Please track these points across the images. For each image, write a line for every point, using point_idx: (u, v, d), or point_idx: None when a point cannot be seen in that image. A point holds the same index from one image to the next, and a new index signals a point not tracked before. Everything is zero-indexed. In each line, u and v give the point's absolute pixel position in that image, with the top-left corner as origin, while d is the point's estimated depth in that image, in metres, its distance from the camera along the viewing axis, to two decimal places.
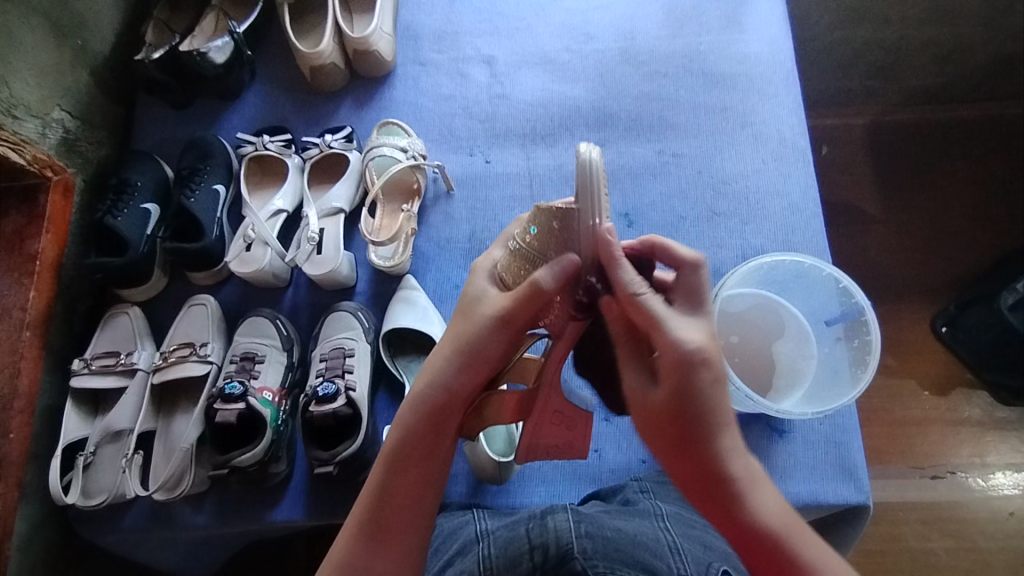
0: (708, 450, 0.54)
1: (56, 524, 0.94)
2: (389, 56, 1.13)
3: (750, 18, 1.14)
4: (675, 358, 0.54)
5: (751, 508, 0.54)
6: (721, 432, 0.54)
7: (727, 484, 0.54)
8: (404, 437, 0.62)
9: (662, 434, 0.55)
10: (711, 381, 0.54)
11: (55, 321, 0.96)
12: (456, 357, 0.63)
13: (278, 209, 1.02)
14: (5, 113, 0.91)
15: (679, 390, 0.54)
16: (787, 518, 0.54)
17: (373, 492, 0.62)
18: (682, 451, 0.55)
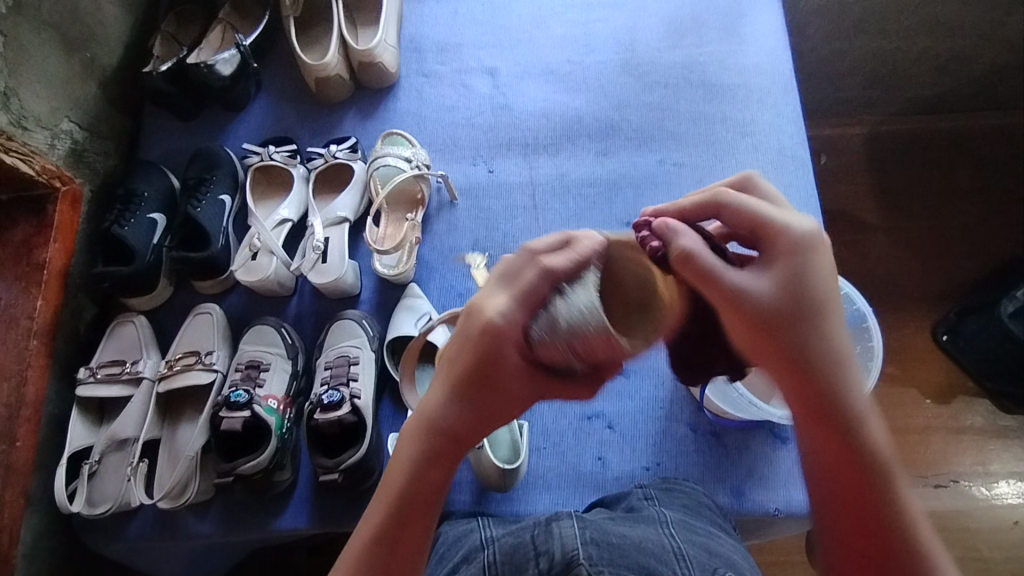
0: (825, 356, 0.58)
1: (60, 533, 0.94)
2: (393, 67, 1.14)
3: (749, 30, 1.16)
4: (795, 242, 0.58)
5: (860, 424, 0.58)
6: (842, 349, 0.58)
7: (841, 396, 0.58)
8: (412, 492, 0.61)
9: (781, 342, 0.58)
10: (825, 274, 0.58)
11: (61, 329, 0.97)
12: (475, 425, 0.61)
13: (284, 218, 1.03)
14: (15, 124, 0.92)
15: (794, 284, 0.58)
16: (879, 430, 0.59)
17: (377, 535, 0.60)
18: (801, 352, 0.58)
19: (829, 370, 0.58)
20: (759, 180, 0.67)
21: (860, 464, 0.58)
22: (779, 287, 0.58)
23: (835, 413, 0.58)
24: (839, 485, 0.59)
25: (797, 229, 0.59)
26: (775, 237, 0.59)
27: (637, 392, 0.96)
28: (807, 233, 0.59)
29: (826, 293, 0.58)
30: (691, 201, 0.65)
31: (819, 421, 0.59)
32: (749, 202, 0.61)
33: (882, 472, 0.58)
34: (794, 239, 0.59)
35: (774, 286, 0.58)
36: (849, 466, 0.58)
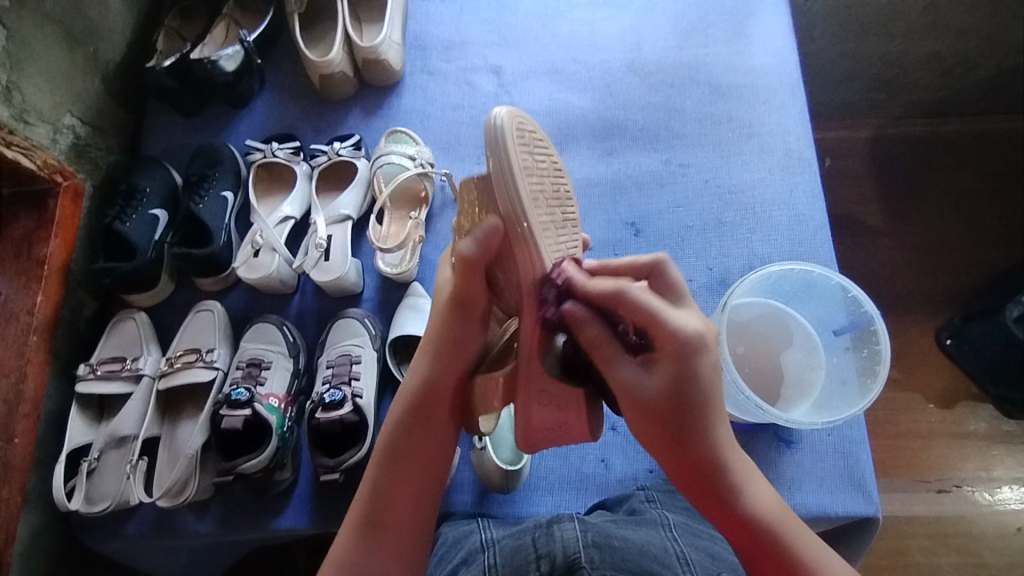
0: (698, 440, 0.58)
1: (58, 531, 0.94)
2: (398, 65, 1.13)
3: (756, 30, 1.15)
4: (678, 345, 0.56)
5: (743, 494, 0.59)
6: (717, 429, 0.58)
7: (720, 477, 0.58)
8: (405, 457, 0.67)
9: (653, 430, 0.58)
10: (712, 363, 0.57)
11: (61, 325, 0.96)
12: (434, 348, 0.67)
13: (286, 215, 1.02)
14: (16, 118, 0.92)
15: (682, 372, 0.56)
16: (773, 507, 0.59)
17: (372, 483, 0.66)
18: (674, 441, 0.58)
19: (699, 454, 0.58)
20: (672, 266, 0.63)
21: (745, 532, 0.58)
22: (659, 372, 0.57)
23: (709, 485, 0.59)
24: (751, 570, 0.59)
25: (683, 328, 0.56)
26: (663, 342, 0.57)
27: None
28: (692, 332, 0.56)
29: (712, 383, 0.57)
30: (600, 289, 0.59)
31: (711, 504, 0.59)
32: (647, 297, 0.57)
33: (785, 550, 0.57)
34: (678, 337, 0.56)
35: (662, 379, 0.57)
36: (755, 553, 0.58)
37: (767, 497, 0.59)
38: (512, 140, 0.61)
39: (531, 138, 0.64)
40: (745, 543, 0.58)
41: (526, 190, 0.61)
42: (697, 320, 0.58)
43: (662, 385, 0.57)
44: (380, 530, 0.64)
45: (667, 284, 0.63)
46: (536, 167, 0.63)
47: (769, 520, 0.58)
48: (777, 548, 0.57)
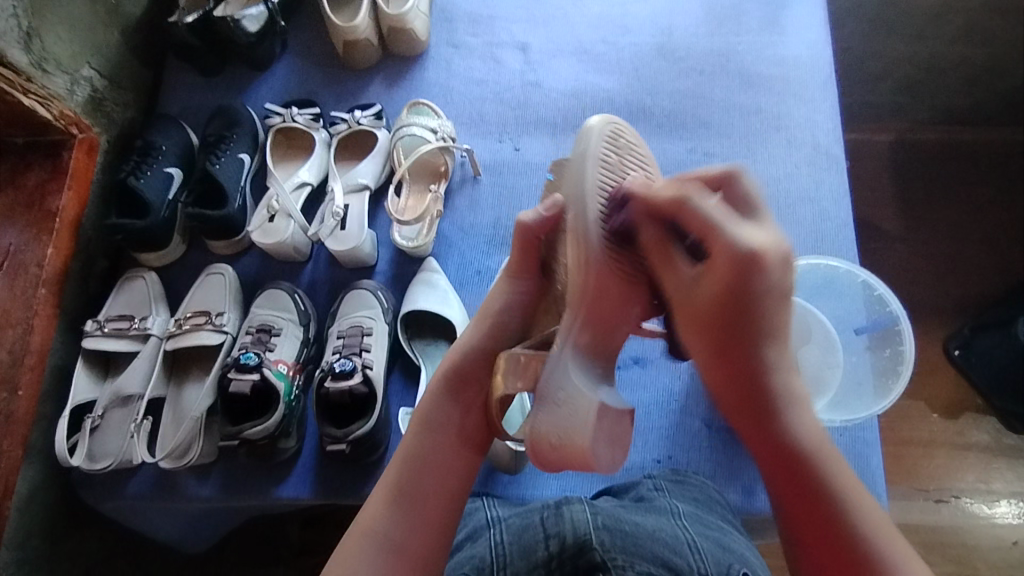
0: (745, 346, 0.58)
1: (57, 487, 0.93)
2: (424, 36, 1.11)
3: (792, 21, 1.12)
4: (733, 255, 0.55)
5: (780, 413, 0.59)
6: (767, 341, 0.58)
7: (762, 386, 0.59)
8: (441, 430, 0.67)
9: (705, 330, 0.59)
10: (766, 283, 0.55)
11: (69, 280, 0.95)
12: (483, 324, 0.71)
13: (303, 181, 1.01)
14: (35, 65, 0.90)
15: (730, 289, 0.56)
16: (813, 432, 0.60)
17: (405, 458, 0.65)
18: (726, 341, 0.58)
19: (746, 358, 0.58)
20: (746, 177, 0.61)
21: (777, 448, 0.60)
22: (710, 283, 0.57)
23: (754, 392, 0.59)
24: (774, 480, 0.61)
25: (739, 242, 0.55)
26: (717, 252, 0.56)
27: (653, 383, 0.94)
28: (749, 248, 0.54)
29: (767, 300, 0.56)
30: (665, 197, 0.60)
31: (746, 412, 0.60)
32: (707, 210, 0.57)
33: (812, 475, 0.58)
34: (731, 249, 0.55)
35: (711, 292, 0.57)
36: (780, 471, 0.60)
37: (807, 423, 0.60)
38: (601, 138, 0.69)
39: (623, 146, 0.72)
40: (778, 457, 0.60)
41: (602, 180, 0.67)
42: (764, 238, 0.56)
43: (709, 296, 0.57)
44: (410, 501, 0.63)
45: (737, 194, 0.61)
46: (620, 167, 0.70)
47: (804, 443, 0.59)
48: (805, 468, 0.59)
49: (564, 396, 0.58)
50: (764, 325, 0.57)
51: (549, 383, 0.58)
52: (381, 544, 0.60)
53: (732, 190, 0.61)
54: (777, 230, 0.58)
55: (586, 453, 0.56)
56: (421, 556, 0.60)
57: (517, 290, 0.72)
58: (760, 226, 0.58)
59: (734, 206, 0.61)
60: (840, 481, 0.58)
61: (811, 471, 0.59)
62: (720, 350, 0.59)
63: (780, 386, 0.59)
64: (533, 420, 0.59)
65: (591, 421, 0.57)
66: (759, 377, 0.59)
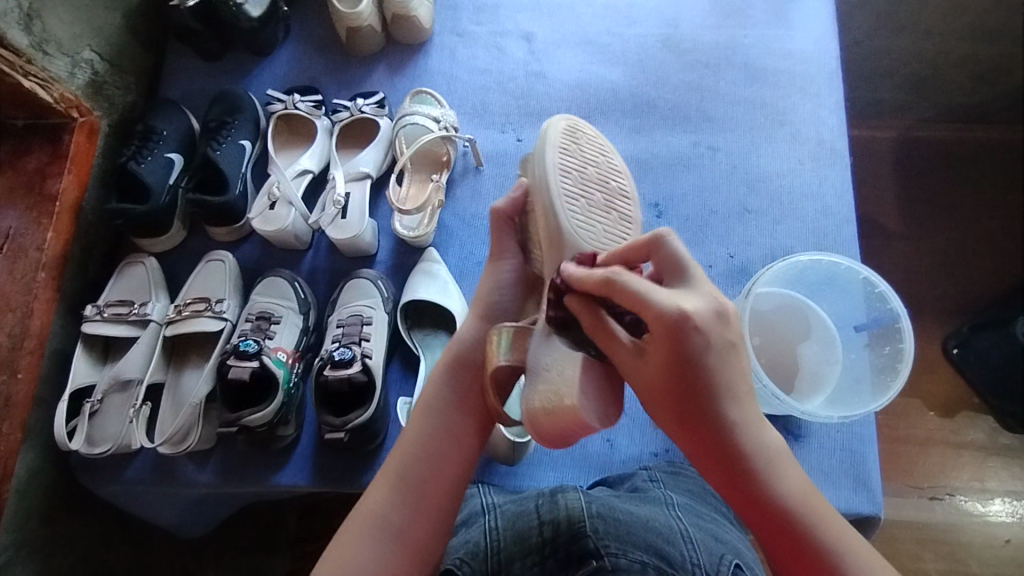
0: (704, 416, 0.53)
1: (56, 471, 0.93)
2: (428, 24, 1.10)
3: (799, 15, 1.11)
4: (665, 322, 0.49)
5: (763, 481, 0.53)
6: (726, 402, 0.53)
7: (734, 457, 0.53)
8: (441, 416, 0.66)
9: (663, 400, 0.54)
10: (705, 348, 0.50)
11: (69, 265, 0.95)
12: (482, 314, 0.72)
13: (304, 168, 1.00)
14: (35, 47, 0.90)
15: (673, 360, 0.51)
16: (801, 493, 0.54)
17: (408, 444, 0.65)
18: (685, 408, 0.53)
19: (708, 427, 0.53)
20: (672, 240, 0.56)
21: (769, 520, 0.53)
22: (652, 354, 0.52)
23: (727, 461, 0.54)
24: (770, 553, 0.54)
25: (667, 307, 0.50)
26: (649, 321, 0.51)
27: None
28: (680, 311, 0.49)
29: (711, 365, 0.51)
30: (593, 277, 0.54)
31: (725, 484, 0.54)
32: (635, 281, 0.51)
33: (803, 536, 0.52)
34: (663, 319, 0.49)
35: (653, 360, 0.52)
36: (773, 538, 0.53)
37: (794, 481, 0.54)
38: (558, 130, 0.73)
39: (583, 137, 0.74)
40: (772, 530, 0.53)
41: (562, 165, 0.70)
42: (694, 299, 0.52)
43: (654, 372, 0.53)
44: (411, 487, 0.61)
45: (665, 257, 0.56)
46: (579, 154, 0.72)
47: (791, 508, 0.53)
48: (796, 533, 0.52)
49: (551, 364, 0.59)
50: (717, 386, 0.52)
51: (536, 354, 0.61)
52: (381, 530, 0.59)
53: (663, 254, 0.56)
54: (714, 290, 0.54)
55: (576, 412, 0.55)
56: (422, 544, 0.59)
57: (505, 271, 0.74)
58: (694, 291, 0.53)
59: (667, 271, 0.56)
60: (844, 538, 0.52)
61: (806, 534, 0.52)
62: (682, 421, 0.54)
63: (752, 449, 0.54)
64: (528, 396, 0.61)
65: (579, 380, 0.56)
66: (729, 441, 0.53)
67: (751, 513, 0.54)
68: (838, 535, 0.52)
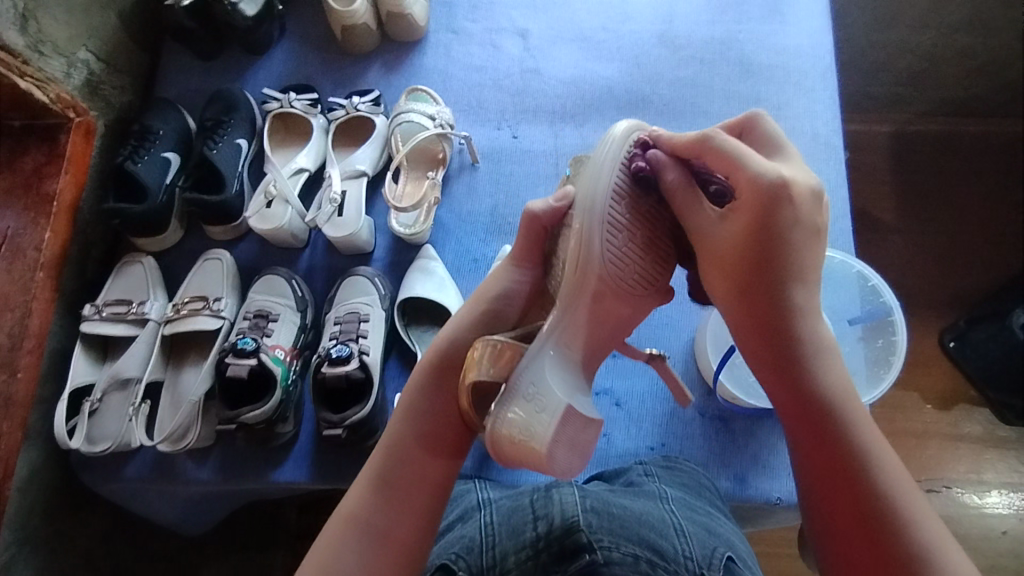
0: (774, 279, 0.61)
1: (57, 470, 0.94)
2: (423, 21, 1.10)
3: (793, 10, 1.11)
4: (759, 188, 0.59)
5: (806, 352, 0.61)
6: (794, 278, 0.61)
7: (790, 325, 0.61)
8: (423, 417, 0.67)
9: (734, 264, 0.62)
10: (792, 220, 0.60)
11: (67, 264, 0.95)
12: (477, 313, 0.70)
13: (301, 167, 1.01)
14: (31, 48, 0.90)
15: (759, 222, 0.60)
16: (832, 373, 0.61)
17: (389, 444, 0.66)
18: (754, 273, 0.61)
19: (774, 288, 0.61)
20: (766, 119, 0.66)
21: (804, 384, 0.60)
22: (736, 220, 0.61)
23: (783, 325, 0.61)
24: (790, 420, 0.61)
25: (765, 176, 0.59)
26: (744, 186, 0.60)
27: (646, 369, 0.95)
28: (777, 180, 0.59)
29: (796, 233, 0.60)
30: (688, 139, 0.64)
31: (773, 350, 0.62)
32: (731, 143, 0.61)
33: (831, 410, 0.59)
34: (758, 181, 0.59)
35: (737, 224, 0.61)
36: (801, 405, 0.60)
37: (828, 366, 0.61)
38: (624, 146, 0.67)
39: (649, 156, 0.69)
40: (803, 399, 0.60)
41: (614, 187, 0.65)
42: (789, 174, 0.61)
43: (737, 229, 0.61)
44: (393, 490, 0.63)
45: (760, 137, 0.66)
46: (641, 180, 0.67)
47: (826, 381, 0.60)
48: (824, 401, 0.59)
49: (534, 391, 0.58)
50: (794, 251, 0.61)
51: (521, 378, 0.58)
52: (366, 529, 0.60)
53: (757, 135, 0.66)
54: (807, 171, 0.63)
55: (542, 459, 0.56)
56: (408, 542, 0.60)
57: (511, 276, 0.70)
58: (790, 164, 0.63)
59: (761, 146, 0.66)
60: (863, 426, 0.59)
61: (837, 412, 0.59)
62: (747, 278, 0.62)
63: (803, 324, 0.61)
64: (497, 412, 0.59)
65: (553, 429, 0.56)
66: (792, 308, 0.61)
67: (789, 387, 0.61)
68: (864, 413, 0.60)
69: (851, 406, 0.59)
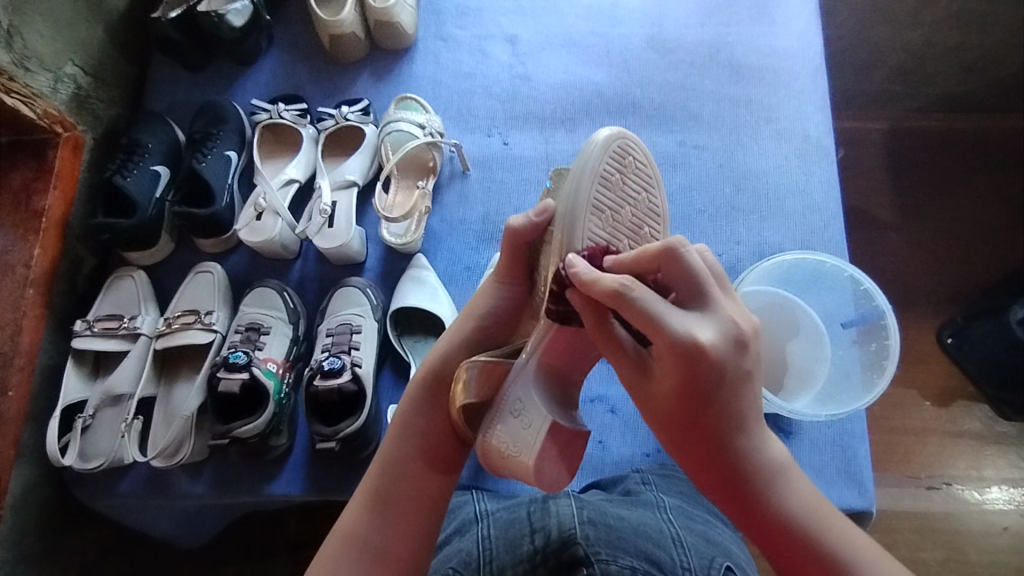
0: (716, 435, 0.51)
1: (52, 487, 0.93)
2: (411, 30, 1.10)
3: (782, 11, 1.11)
4: (678, 353, 0.48)
5: (771, 494, 0.52)
6: (738, 430, 0.51)
7: (746, 476, 0.52)
8: (417, 433, 0.66)
9: (669, 423, 0.52)
10: (714, 377, 0.48)
11: (58, 280, 0.95)
12: (465, 333, 0.71)
13: (290, 178, 1.00)
14: (16, 64, 0.89)
15: (685, 380, 0.49)
16: (809, 503, 0.52)
17: (384, 461, 0.65)
18: (692, 433, 0.51)
19: (716, 446, 0.51)
20: (688, 252, 0.50)
21: (772, 526, 0.51)
22: (662, 377, 0.50)
23: (737, 474, 0.52)
24: (770, 559, 0.53)
25: (679, 337, 0.47)
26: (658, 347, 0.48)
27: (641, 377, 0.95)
28: (690, 341, 0.47)
29: (722, 391, 0.49)
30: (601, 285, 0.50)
31: (736, 501, 0.52)
32: (646, 300, 0.48)
33: (815, 550, 0.50)
34: (675, 347, 0.47)
35: (664, 381, 0.50)
36: (766, 541, 0.52)
37: (802, 493, 0.52)
38: (603, 155, 0.62)
39: (630, 165, 0.65)
40: (774, 538, 0.51)
41: (595, 202, 0.61)
42: (708, 326, 0.49)
43: (665, 386, 0.50)
44: (390, 506, 0.62)
45: (680, 273, 0.51)
46: (618, 188, 0.64)
47: (804, 520, 0.51)
48: (801, 545, 0.50)
49: (520, 407, 0.57)
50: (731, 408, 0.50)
51: (509, 392, 0.58)
52: (361, 549, 0.59)
53: (674, 269, 0.51)
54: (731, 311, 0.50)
55: (529, 472, 0.56)
56: (407, 563, 0.59)
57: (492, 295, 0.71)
58: (708, 314, 0.50)
59: (680, 288, 0.51)
60: (857, 545, 0.50)
61: (818, 544, 0.50)
62: (682, 437, 0.52)
63: (763, 465, 0.52)
64: (487, 424, 0.59)
65: (540, 442, 0.56)
66: (737, 461, 0.52)
67: (757, 531, 0.52)
68: (858, 551, 0.50)
69: (834, 547, 0.50)
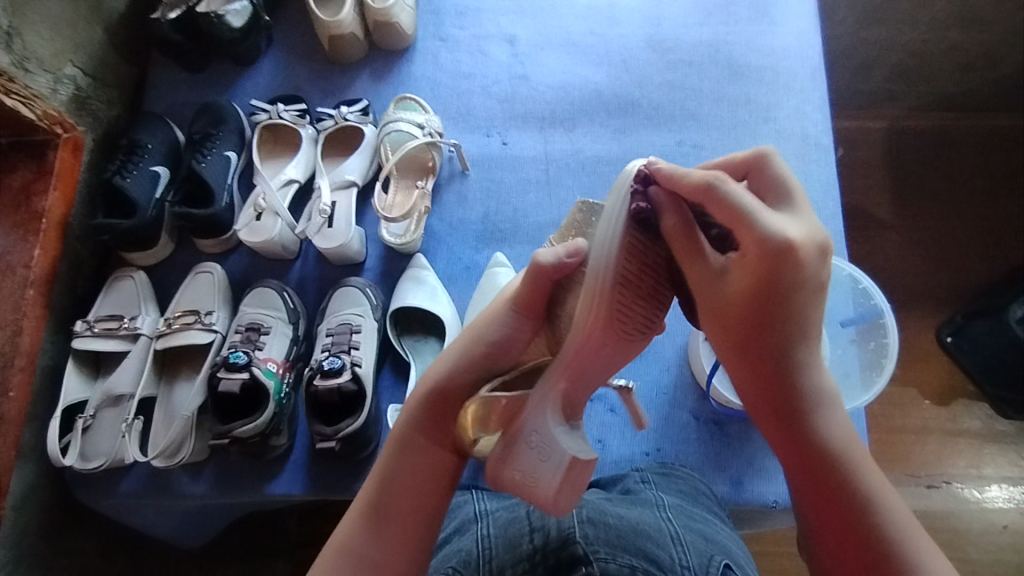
0: (777, 339, 0.59)
1: (53, 488, 0.94)
2: (410, 30, 1.10)
3: (781, 10, 1.11)
4: (763, 248, 0.55)
5: (812, 414, 0.61)
6: (800, 341, 0.59)
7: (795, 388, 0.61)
8: (415, 448, 0.65)
9: (734, 320, 0.60)
10: (792, 278, 0.56)
11: (58, 280, 0.95)
12: (471, 356, 0.66)
13: (290, 179, 1.00)
14: (16, 65, 0.89)
15: (762, 282, 0.57)
16: (839, 433, 0.61)
17: (381, 474, 0.64)
18: (756, 336, 0.59)
19: (777, 353, 0.59)
20: (775, 158, 0.61)
21: (806, 439, 0.61)
22: (739, 278, 0.58)
23: (788, 386, 0.61)
24: (797, 474, 0.62)
25: (771, 237, 0.55)
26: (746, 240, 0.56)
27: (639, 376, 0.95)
28: (781, 241, 0.55)
29: (795, 296, 0.57)
30: (692, 179, 0.59)
31: (781, 410, 0.61)
32: (740, 198, 0.56)
33: (844, 475, 0.59)
34: (762, 242, 0.55)
35: (740, 281, 0.58)
36: (802, 450, 0.61)
37: (836, 424, 0.61)
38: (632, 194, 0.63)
39: None
40: (806, 454, 0.60)
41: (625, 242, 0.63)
42: (796, 229, 0.57)
43: (741, 287, 0.58)
44: (384, 519, 0.62)
45: (768, 178, 0.61)
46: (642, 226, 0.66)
47: (834, 440, 0.60)
48: (832, 461, 0.60)
49: (537, 440, 0.58)
50: (797, 315, 0.58)
51: (526, 425, 0.59)
52: (355, 561, 0.60)
53: (764, 174, 0.61)
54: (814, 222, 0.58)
55: (547, 502, 0.57)
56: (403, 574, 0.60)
57: (505, 321, 0.66)
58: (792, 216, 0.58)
59: (767, 190, 0.61)
60: (874, 481, 0.59)
61: (839, 468, 0.59)
62: (747, 336, 0.60)
63: (811, 386, 0.61)
64: (502, 456, 0.59)
65: (559, 475, 0.57)
66: (790, 370, 0.60)
67: (790, 444, 0.62)
68: (871, 477, 0.59)
69: (854, 473, 0.59)
